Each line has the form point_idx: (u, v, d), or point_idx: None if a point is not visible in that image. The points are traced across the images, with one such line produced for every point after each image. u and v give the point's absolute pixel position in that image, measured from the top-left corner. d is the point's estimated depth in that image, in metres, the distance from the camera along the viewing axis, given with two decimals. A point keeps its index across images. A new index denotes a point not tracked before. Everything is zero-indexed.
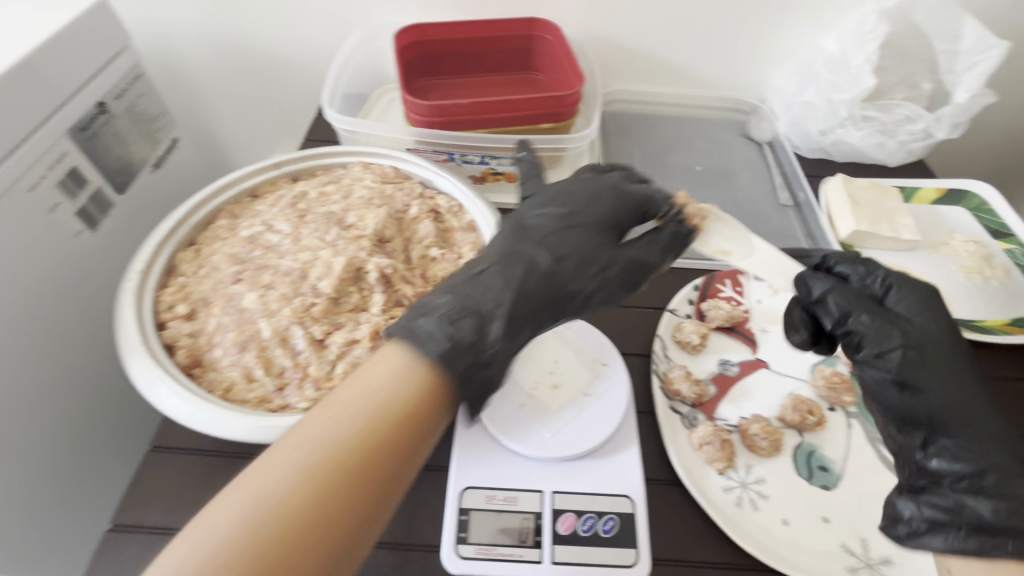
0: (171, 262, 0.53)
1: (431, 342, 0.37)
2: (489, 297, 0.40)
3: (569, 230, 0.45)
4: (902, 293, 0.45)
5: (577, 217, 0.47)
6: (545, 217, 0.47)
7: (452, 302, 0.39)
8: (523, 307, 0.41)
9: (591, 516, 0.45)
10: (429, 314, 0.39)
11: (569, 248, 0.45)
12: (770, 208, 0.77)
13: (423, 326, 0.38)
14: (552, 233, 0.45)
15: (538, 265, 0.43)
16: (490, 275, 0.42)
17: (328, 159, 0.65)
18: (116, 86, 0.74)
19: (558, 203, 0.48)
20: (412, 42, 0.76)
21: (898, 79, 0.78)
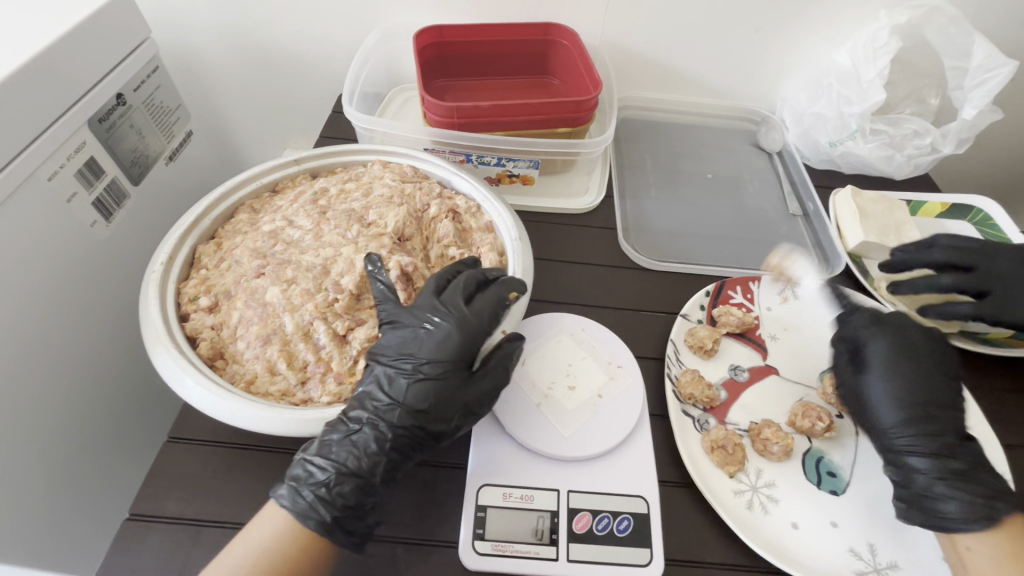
0: (193, 254, 0.54)
1: (312, 518, 0.40)
2: (367, 461, 0.42)
3: (416, 383, 0.43)
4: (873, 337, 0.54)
5: (427, 352, 0.44)
6: (394, 358, 0.45)
7: (335, 467, 0.41)
8: (397, 442, 0.43)
9: (606, 516, 0.45)
10: (313, 478, 0.41)
11: (436, 404, 0.43)
12: (778, 217, 0.78)
13: (322, 485, 0.41)
14: (396, 383, 0.44)
15: (417, 413, 0.43)
16: (367, 438, 0.42)
17: (348, 157, 0.65)
18: (135, 78, 0.74)
19: (409, 338, 0.45)
20: (430, 42, 0.76)
21: (904, 95, 0.81)
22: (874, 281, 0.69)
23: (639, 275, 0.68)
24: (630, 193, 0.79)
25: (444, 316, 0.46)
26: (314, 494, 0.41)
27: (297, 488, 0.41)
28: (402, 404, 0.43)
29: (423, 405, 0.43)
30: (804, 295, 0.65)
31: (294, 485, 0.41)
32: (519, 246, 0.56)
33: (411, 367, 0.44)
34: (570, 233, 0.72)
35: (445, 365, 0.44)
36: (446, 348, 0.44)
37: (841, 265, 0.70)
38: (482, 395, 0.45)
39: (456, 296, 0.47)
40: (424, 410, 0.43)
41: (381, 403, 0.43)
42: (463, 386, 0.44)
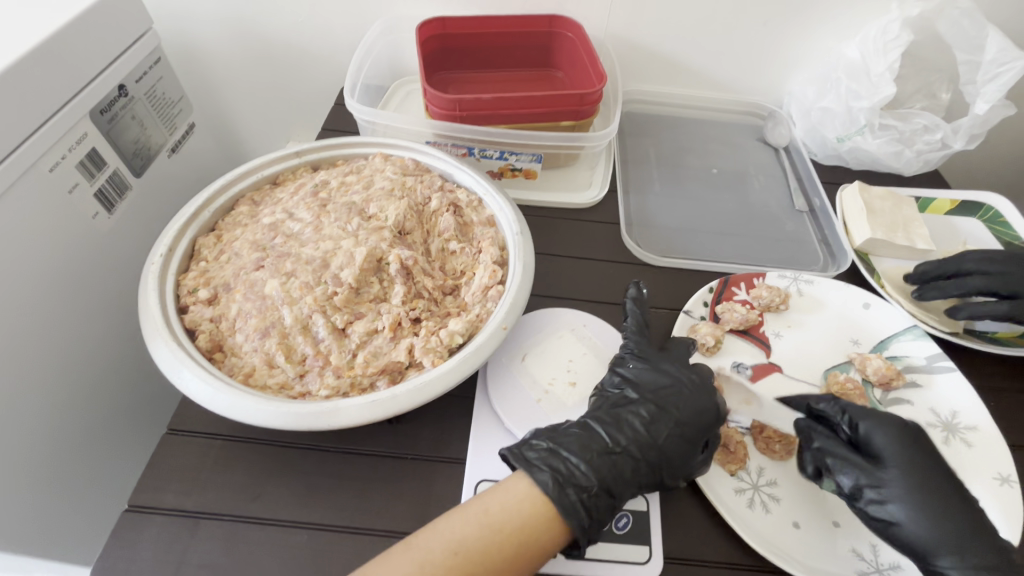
0: (192, 247, 0.54)
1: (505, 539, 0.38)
2: (594, 499, 0.41)
3: (667, 435, 0.45)
4: (870, 423, 0.48)
5: (670, 405, 0.47)
6: (650, 404, 0.47)
7: None
8: (609, 491, 0.42)
9: (607, 512, 0.46)
10: (506, 484, 0.41)
11: (669, 462, 0.45)
12: (784, 213, 0.77)
13: (545, 507, 0.40)
14: (650, 429, 0.46)
15: (639, 461, 0.44)
16: (586, 473, 0.42)
17: (349, 150, 0.65)
18: (137, 69, 0.74)
19: (663, 388, 0.48)
20: (433, 34, 0.76)
21: (913, 89, 0.80)
22: (881, 278, 0.67)
23: (642, 271, 0.67)
24: (634, 187, 0.78)
25: (675, 376, 0.49)
26: (541, 507, 0.40)
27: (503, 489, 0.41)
28: (644, 456, 0.44)
29: (655, 454, 0.44)
30: (810, 292, 0.65)
31: None
32: (521, 240, 0.56)
33: (643, 412, 0.46)
34: (572, 228, 0.71)
35: (693, 425, 0.46)
36: (660, 398, 0.48)
37: (847, 262, 0.69)
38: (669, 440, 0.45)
39: (706, 375, 0.49)
40: (642, 464, 0.44)
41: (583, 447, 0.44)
42: (687, 446, 0.45)
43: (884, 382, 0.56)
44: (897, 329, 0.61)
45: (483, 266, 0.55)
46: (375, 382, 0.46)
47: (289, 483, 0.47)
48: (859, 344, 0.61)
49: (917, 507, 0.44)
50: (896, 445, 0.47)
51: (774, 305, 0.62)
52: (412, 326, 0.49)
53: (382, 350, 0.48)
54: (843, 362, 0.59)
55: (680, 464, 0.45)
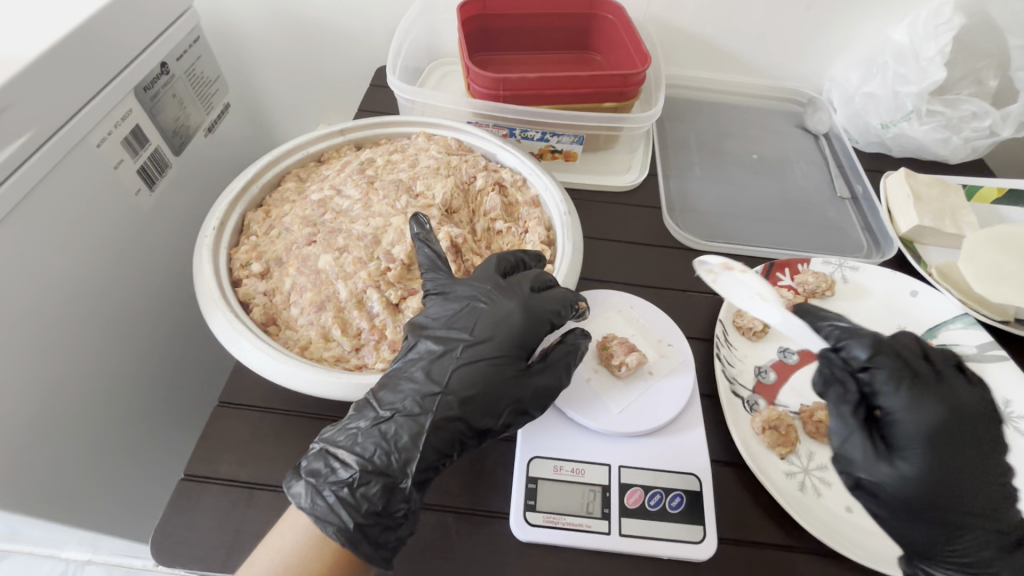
0: (242, 221, 0.54)
1: (331, 526, 0.37)
2: (396, 457, 0.39)
3: (462, 365, 0.42)
4: (909, 400, 0.40)
5: (490, 330, 0.43)
6: (444, 332, 0.44)
7: (359, 463, 0.39)
8: (430, 437, 0.40)
9: (658, 491, 0.45)
10: (335, 476, 0.39)
11: (482, 389, 0.41)
12: (826, 199, 0.76)
13: (350, 484, 0.38)
14: (441, 366, 0.42)
15: (439, 400, 0.40)
16: (399, 431, 0.40)
17: (392, 128, 0.64)
18: (178, 47, 0.74)
19: (466, 310, 0.44)
20: (473, 14, 0.75)
21: (961, 75, 0.78)
22: (928, 266, 0.66)
23: (684, 255, 0.66)
24: (673, 172, 0.77)
25: (504, 295, 0.45)
26: (336, 495, 0.38)
27: (317, 486, 0.39)
28: (447, 389, 0.41)
29: (465, 389, 0.41)
30: (855, 279, 0.64)
31: (312, 484, 0.39)
32: (569, 220, 0.55)
33: (455, 345, 0.42)
34: (612, 211, 0.71)
35: (497, 346, 0.43)
36: (506, 328, 0.43)
37: (892, 249, 0.68)
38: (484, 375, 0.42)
39: (523, 284, 0.46)
40: (456, 399, 0.41)
41: (413, 386, 0.41)
42: (503, 373, 0.42)
43: None
44: (947, 317, 0.60)
45: (531, 246, 0.55)
46: None
47: None
48: (907, 331, 0.60)
49: (937, 487, 0.38)
50: (931, 426, 0.39)
51: (819, 291, 0.61)
52: None
53: None
54: None
55: (495, 391, 0.42)
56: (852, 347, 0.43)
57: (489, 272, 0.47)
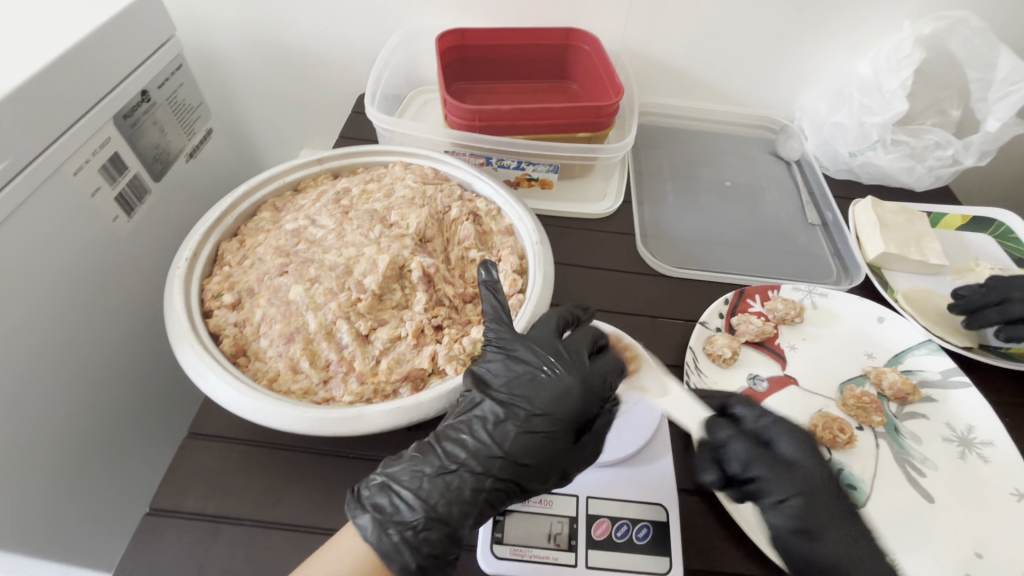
0: (216, 251, 0.54)
1: (394, 563, 0.39)
2: (457, 507, 0.41)
3: (531, 435, 0.43)
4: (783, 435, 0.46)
5: (560, 407, 0.44)
6: (507, 395, 0.45)
7: (424, 509, 0.40)
8: (490, 493, 0.42)
9: (625, 522, 0.45)
10: (400, 516, 0.40)
11: (540, 457, 0.43)
12: (797, 225, 0.78)
13: (413, 527, 0.40)
14: (506, 432, 0.43)
15: (500, 461, 0.42)
16: (461, 482, 0.42)
17: (370, 158, 0.65)
18: (160, 75, 0.75)
19: (524, 378, 0.45)
20: (451, 45, 0.77)
21: (925, 105, 0.80)
22: (895, 292, 0.67)
23: (657, 281, 0.68)
24: (648, 199, 0.79)
25: (568, 366, 0.45)
26: (400, 535, 0.40)
27: (382, 522, 0.40)
28: (506, 454, 0.43)
29: (525, 457, 0.43)
30: (823, 305, 0.65)
31: (378, 521, 0.40)
32: (540, 249, 0.56)
33: (519, 416, 0.44)
34: (587, 238, 0.72)
35: (553, 416, 0.44)
36: (567, 402, 0.44)
37: (860, 275, 0.69)
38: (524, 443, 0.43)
39: (581, 346, 0.47)
40: (517, 464, 0.43)
41: (482, 446, 0.43)
42: (564, 443, 0.43)
43: (899, 396, 0.57)
44: (913, 343, 0.61)
45: (503, 275, 0.56)
46: (398, 389, 0.46)
47: (309, 489, 0.47)
48: (874, 357, 0.61)
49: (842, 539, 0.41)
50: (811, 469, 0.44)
51: (789, 318, 0.62)
52: (434, 333, 0.50)
53: (404, 357, 0.48)
54: (859, 375, 0.59)
55: (553, 461, 0.43)
56: (722, 427, 0.45)
57: (548, 330, 0.48)
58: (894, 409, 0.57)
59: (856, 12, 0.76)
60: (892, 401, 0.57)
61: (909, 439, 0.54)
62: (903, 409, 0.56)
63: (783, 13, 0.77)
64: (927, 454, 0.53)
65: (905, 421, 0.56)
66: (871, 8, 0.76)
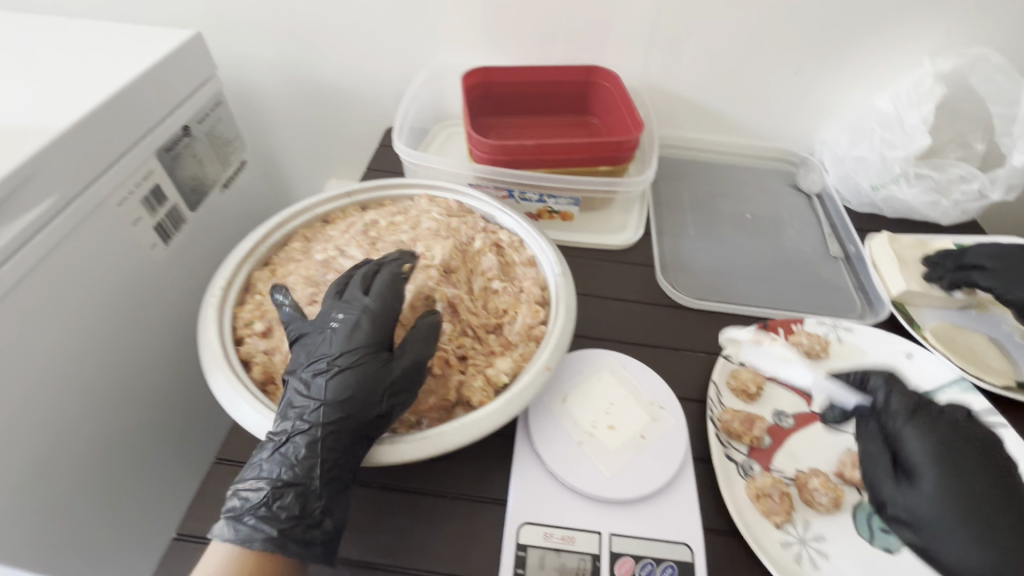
0: (248, 280, 0.56)
1: (258, 539, 0.40)
2: (299, 467, 0.42)
3: (331, 378, 0.45)
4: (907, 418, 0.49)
5: (361, 341, 0.46)
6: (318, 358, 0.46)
7: (268, 484, 0.42)
8: (325, 442, 0.43)
9: (650, 562, 0.44)
10: (247, 503, 0.41)
11: (354, 391, 0.44)
12: (819, 258, 0.77)
13: (270, 500, 0.41)
14: (323, 383, 0.45)
15: (330, 407, 0.44)
16: (302, 445, 0.43)
17: (396, 190, 0.68)
18: (200, 111, 0.79)
19: (350, 330, 0.47)
20: (476, 82, 0.80)
21: (948, 138, 0.79)
22: (922, 330, 0.65)
23: (679, 313, 0.68)
24: (669, 230, 0.79)
25: (348, 312, 0.48)
26: (254, 517, 0.41)
27: (234, 517, 0.41)
28: (325, 401, 0.44)
29: (345, 396, 0.44)
30: (849, 340, 0.64)
31: (231, 515, 0.41)
32: (562, 281, 0.57)
33: (324, 364, 0.45)
34: (608, 269, 0.72)
35: (355, 350, 0.46)
36: (359, 338, 0.46)
37: (886, 310, 0.68)
38: (334, 387, 0.44)
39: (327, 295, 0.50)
40: (339, 407, 0.44)
41: (306, 405, 0.44)
42: (376, 378, 0.45)
43: None
44: (942, 382, 0.60)
45: (526, 305, 0.57)
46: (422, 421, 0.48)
47: None
48: None
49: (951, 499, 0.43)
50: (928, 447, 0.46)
51: (814, 352, 0.62)
52: (458, 364, 0.51)
53: (429, 387, 0.49)
54: None
55: (365, 398, 0.45)
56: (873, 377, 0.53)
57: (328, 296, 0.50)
58: None
59: (872, 50, 0.78)
60: None
61: None
62: None
63: (801, 51, 0.79)
64: None
65: None
66: (889, 45, 0.77)
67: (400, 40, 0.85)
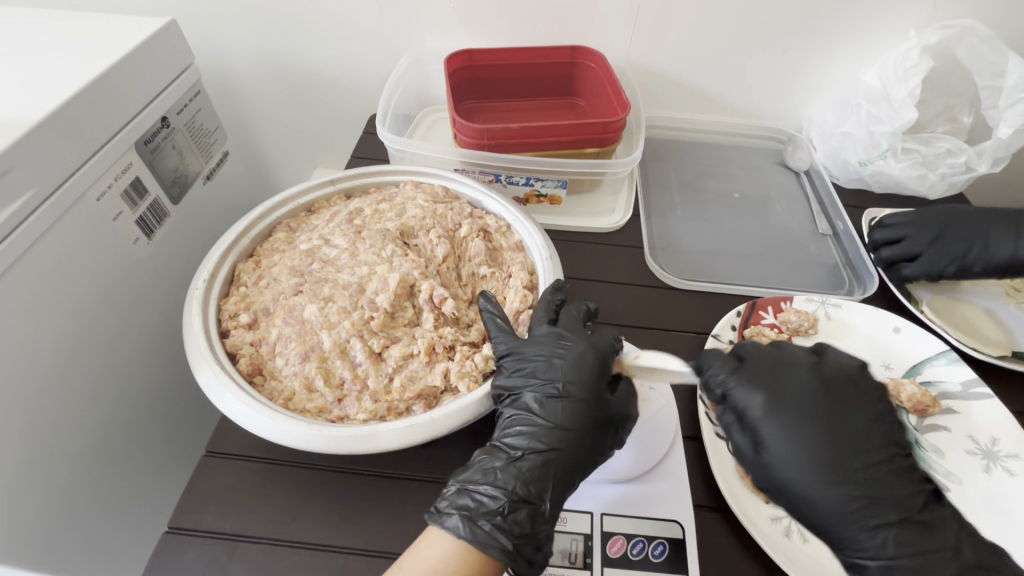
0: (232, 272, 0.55)
1: (495, 548, 0.40)
2: (533, 486, 0.43)
3: (566, 405, 0.47)
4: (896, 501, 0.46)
5: (563, 374, 0.48)
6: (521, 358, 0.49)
7: (505, 494, 0.42)
8: (558, 466, 0.44)
9: (641, 540, 0.45)
10: (484, 508, 0.42)
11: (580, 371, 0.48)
12: (807, 236, 0.77)
13: (497, 514, 0.42)
14: (548, 405, 0.47)
15: (554, 428, 0.46)
16: (529, 462, 0.44)
17: (381, 177, 0.67)
18: (178, 102, 0.77)
19: (543, 366, 0.48)
20: (460, 66, 0.78)
21: (934, 113, 0.80)
22: (920, 303, 0.66)
23: (667, 294, 0.68)
24: (657, 212, 0.79)
25: (570, 342, 0.49)
26: (490, 522, 0.41)
27: (470, 518, 0.41)
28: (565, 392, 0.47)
29: (574, 424, 0.46)
30: (837, 316, 0.64)
31: (465, 516, 0.42)
32: (550, 265, 0.57)
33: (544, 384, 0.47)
34: (597, 252, 0.72)
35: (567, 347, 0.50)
36: (579, 366, 0.48)
37: (873, 285, 0.69)
38: (573, 371, 0.48)
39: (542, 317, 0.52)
40: (563, 429, 0.46)
41: (526, 420, 0.46)
42: (597, 398, 0.47)
43: (919, 409, 0.56)
44: (931, 354, 0.60)
45: (514, 291, 0.57)
46: (411, 407, 0.48)
47: (326, 509, 0.47)
48: (891, 370, 0.60)
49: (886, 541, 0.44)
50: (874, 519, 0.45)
51: (803, 328, 0.62)
52: (447, 351, 0.51)
53: (417, 374, 0.49)
54: None
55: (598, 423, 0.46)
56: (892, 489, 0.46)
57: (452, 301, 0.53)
58: (913, 421, 0.56)
59: (859, 23, 0.77)
60: (910, 413, 0.56)
61: (931, 453, 0.53)
62: (923, 422, 0.56)
63: (789, 27, 0.78)
64: (950, 466, 0.52)
65: (925, 434, 0.55)
66: (875, 19, 0.76)
67: (381, 24, 0.83)
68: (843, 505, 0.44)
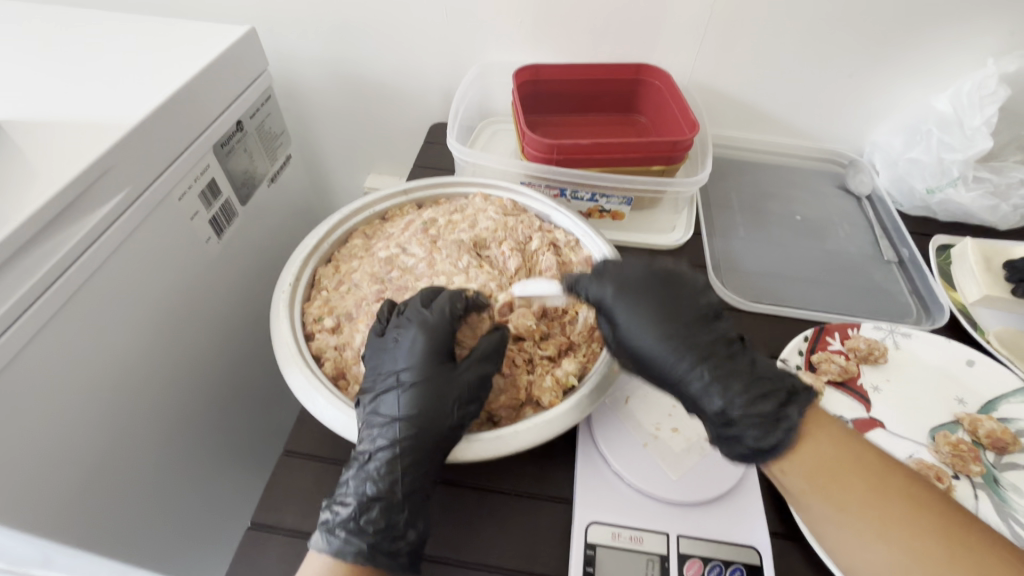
0: (313, 276, 0.57)
1: (352, 552, 0.42)
2: (384, 483, 0.43)
3: (412, 393, 0.46)
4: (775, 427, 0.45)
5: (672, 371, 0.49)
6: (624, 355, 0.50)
7: (358, 500, 0.43)
8: (405, 462, 0.44)
9: (718, 564, 0.45)
10: (338, 516, 0.43)
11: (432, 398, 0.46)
12: (872, 262, 0.76)
13: (351, 520, 0.42)
14: (395, 401, 0.46)
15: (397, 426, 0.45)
16: (380, 462, 0.44)
17: (451, 188, 0.68)
18: (252, 106, 0.80)
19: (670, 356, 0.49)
20: (526, 80, 0.80)
21: (1007, 141, 0.78)
22: (985, 333, 0.65)
23: (732, 316, 0.67)
24: (719, 231, 0.79)
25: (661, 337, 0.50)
26: (346, 530, 0.42)
27: (329, 529, 0.42)
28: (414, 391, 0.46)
29: (421, 414, 0.45)
30: (907, 346, 0.63)
31: (326, 528, 0.43)
32: None
33: (391, 381, 0.46)
34: None
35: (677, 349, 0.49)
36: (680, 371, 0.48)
37: (945, 315, 0.68)
38: (435, 373, 0.47)
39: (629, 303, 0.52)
40: (407, 431, 0.45)
41: (380, 424, 0.45)
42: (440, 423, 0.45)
43: (997, 445, 0.54)
44: (1007, 389, 0.59)
45: None
46: (493, 419, 0.51)
47: None
48: (966, 403, 0.59)
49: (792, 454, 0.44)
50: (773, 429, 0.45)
51: (872, 358, 0.61)
52: (526, 364, 0.52)
53: (497, 387, 0.51)
54: (950, 421, 0.57)
55: (435, 426, 0.45)
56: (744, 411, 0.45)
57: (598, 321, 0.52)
58: (991, 458, 0.54)
59: (932, 48, 0.76)
60: (988, 450, 0.55)
61: (1010, 490, 0.52)
62: (1002, 459, 0.54)
63: (858, 50, 0.77)
64: None
65: (1004, 472, 0.53)
66: (950, 44, 0.75)
67: (448, 36, 0.85)
68: (732, 386, 0.45)
